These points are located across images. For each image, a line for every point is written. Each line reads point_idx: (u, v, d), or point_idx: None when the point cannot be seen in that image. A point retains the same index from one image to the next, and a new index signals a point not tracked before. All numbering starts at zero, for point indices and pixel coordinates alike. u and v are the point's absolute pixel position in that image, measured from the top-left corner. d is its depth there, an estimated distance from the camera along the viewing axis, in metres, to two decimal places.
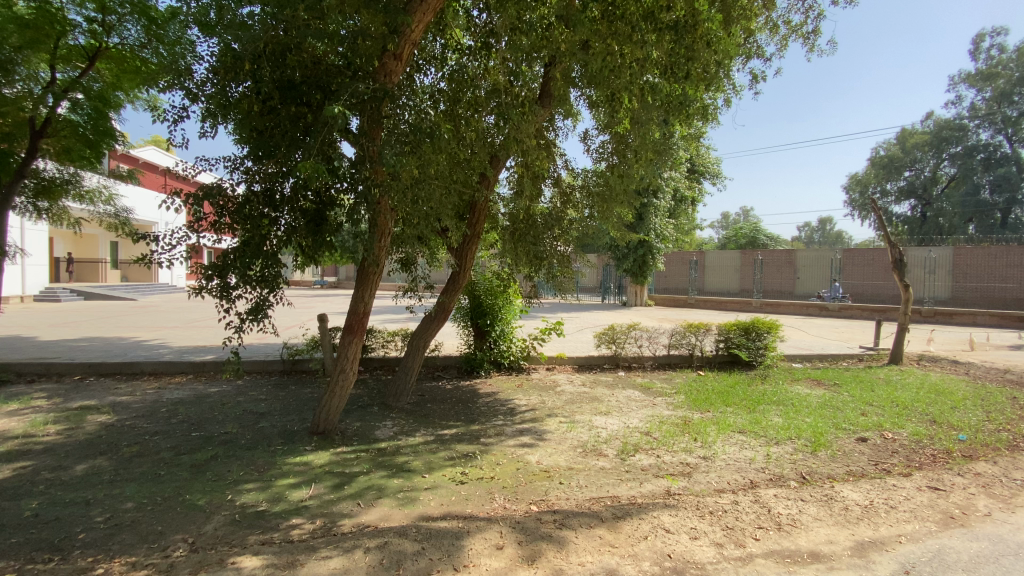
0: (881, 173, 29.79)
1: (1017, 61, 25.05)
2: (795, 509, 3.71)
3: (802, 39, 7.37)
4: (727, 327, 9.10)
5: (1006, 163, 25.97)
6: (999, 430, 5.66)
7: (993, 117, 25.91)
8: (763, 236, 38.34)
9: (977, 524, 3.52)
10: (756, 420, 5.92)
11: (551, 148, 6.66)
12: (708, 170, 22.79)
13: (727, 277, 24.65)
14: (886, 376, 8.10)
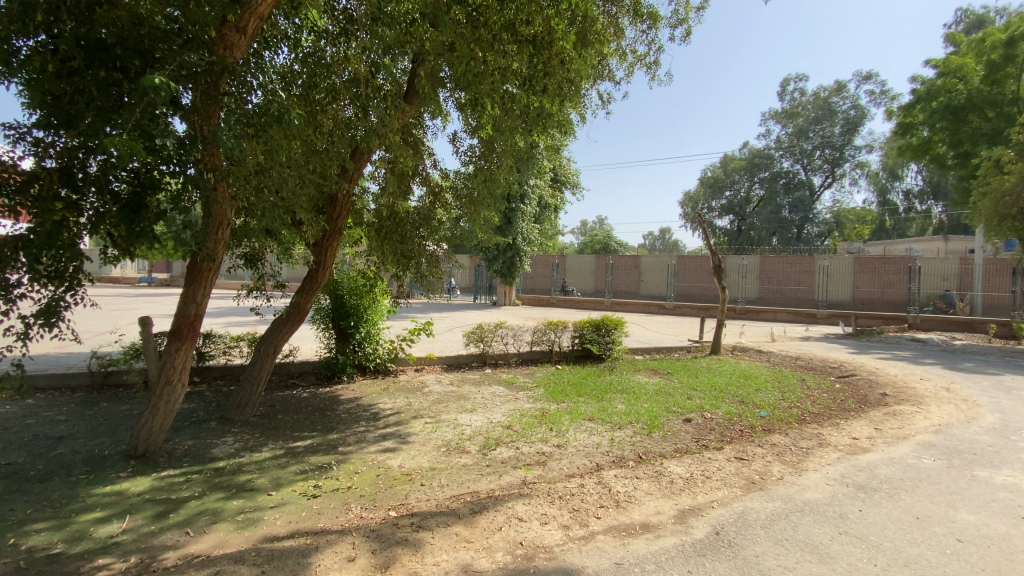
0: (708, 191, 35.09)
1: (811, 104, 31.06)
2: (630, 486, 4.14)
3: (646, 68, 8.30)
4: (581, 324, 9.85)
5: (802, 187, 32.10)
6: (787, 405, 6.93)
7: (793, 149, 31.89)
8: (615, 243, 42.29)
9: (769, 485, 4.25)
10: (604, 408, 6.49)
11: (419, 146, 6.54)
12: (569, 181, 24.53)
13: (587, 279, 26.64)
14: (708, 365, 9.46)
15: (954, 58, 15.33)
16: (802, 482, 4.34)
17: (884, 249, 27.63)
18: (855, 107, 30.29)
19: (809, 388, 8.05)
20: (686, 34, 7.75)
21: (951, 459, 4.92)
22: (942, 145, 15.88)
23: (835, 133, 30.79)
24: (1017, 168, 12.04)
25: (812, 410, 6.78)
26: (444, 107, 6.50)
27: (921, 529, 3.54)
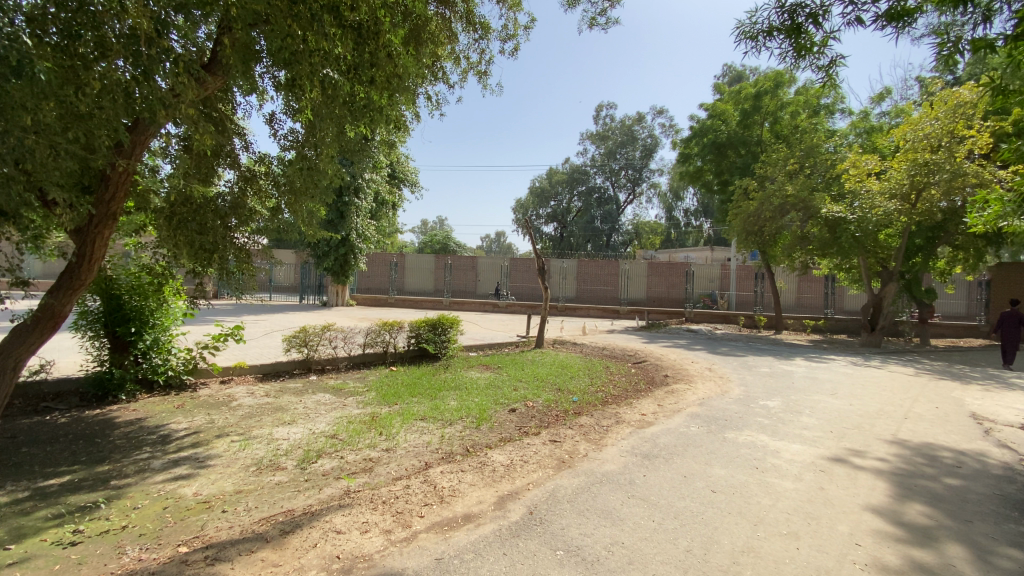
0: (535, 199, 37.98)
1: (619, 130, 35.75)
2: (455, 480, 4.27)
3: (478, 76, 8.60)
4: (417, 324, 9.72)
5: (611, 202, 36.78)
6: (596, 390, 7.87)
7: (605, 167, 36.34)
8: (453, 243, 42.92)
9: (577, 462, 4.77)
10: (436, 406, 6.52)
11: (225, 124, 5.74)
12: (407, 178, 24.01)
13: (424, 279, 26.51)
14: (533, 358, 10.22)
15: (720, 104, 19.15)
16: (603, 457, 4.96)
17: (671, 256, 33.25)
18: (651, 136, 35.66)
19: (614, 374, 9.27)
20: (514, 49, 8.24)
21: (710, 425, 6.15)
22: (710, 173, 19.74)
23: (636, 156, 35.76)
24: (758, 196, 15.64)
25: (615, 393, 7.81)
26: (260, 84, 5.83)
27: (687, 484, 4.35)
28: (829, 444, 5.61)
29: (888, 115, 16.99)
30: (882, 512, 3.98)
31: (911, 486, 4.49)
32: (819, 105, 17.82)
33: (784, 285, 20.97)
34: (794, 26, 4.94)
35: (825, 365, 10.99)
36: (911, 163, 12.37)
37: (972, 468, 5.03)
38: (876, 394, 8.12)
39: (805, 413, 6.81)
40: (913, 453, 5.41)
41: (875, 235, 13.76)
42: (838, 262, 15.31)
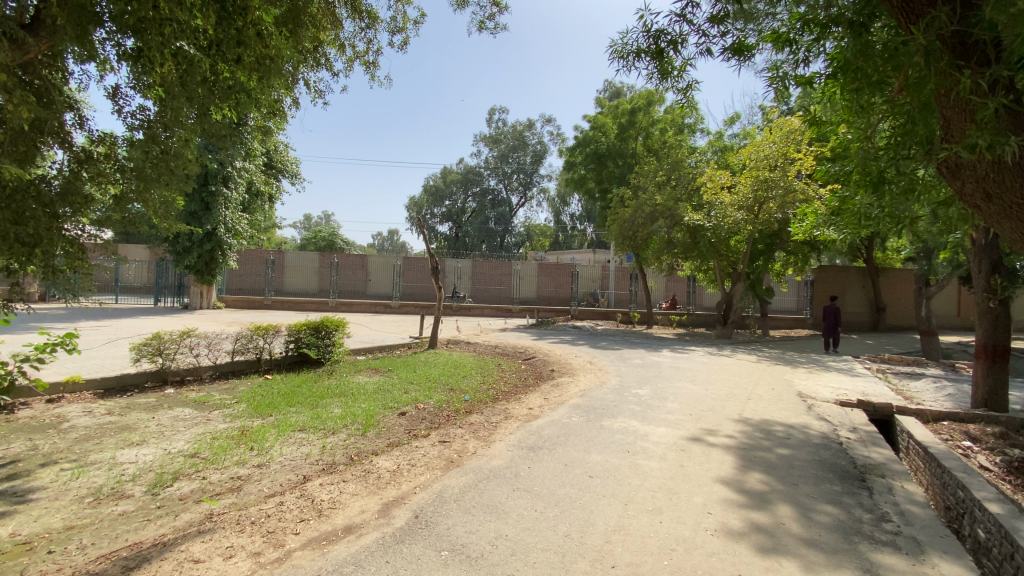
0: (429, 198, 37.49)
1: (510, 134, 36.64)
2: (335, 492, 4.06)
3: (365, 66, 8.26)
4: (296, 327, 9.03)
5: (503, 203, 37.52)
6: (486, 388, 7.98)
7: (497, 170, 37.04)
8: (340, 241, 40.62)
9: (465, 461, 4.80)
10: (317, 415, 6.12)
11: (52, 95, 4.77)
12: (287, 169, 22.20)
13: (308, 278, 24.79)
14: (425, 359, 10.06)
15: (601, 116, 20.52)
16: (491, 453, 5.05)
17: (558, 258, 34.88)
18: (540, 142, 36.99)
19: (505, 371, 9.47)
20: (402, 42, 8.00)
21: (590, 415, 6.57)
22: (592, 181, 21.07)
23: (526, 161, 36.83)
24: (633, 204, 17.05)
25: (505, 390, 7.99)
26: (100, 52, 4.94)
27: (568, 473, 4.60)
28: (690, 425, 6.30)
29: (737, 137, 19.52)
30: (730, 482, 4.57)
31: (752, 458, 5.21)
32: (684, 124, 19.93)
33: (655, 284, 23.10)
34: (657, 50, 5.45)
35: (688, 356, 12.32)
36: (754, 180, 14.32)
37: (797, 438, 5.99)
38: (728, 380, 9.30)
39: (671, 400, 7.57)
40: (754, 429, 6.28)
41: (727, 241, 15.71)
42: (699, 264, 17.24)
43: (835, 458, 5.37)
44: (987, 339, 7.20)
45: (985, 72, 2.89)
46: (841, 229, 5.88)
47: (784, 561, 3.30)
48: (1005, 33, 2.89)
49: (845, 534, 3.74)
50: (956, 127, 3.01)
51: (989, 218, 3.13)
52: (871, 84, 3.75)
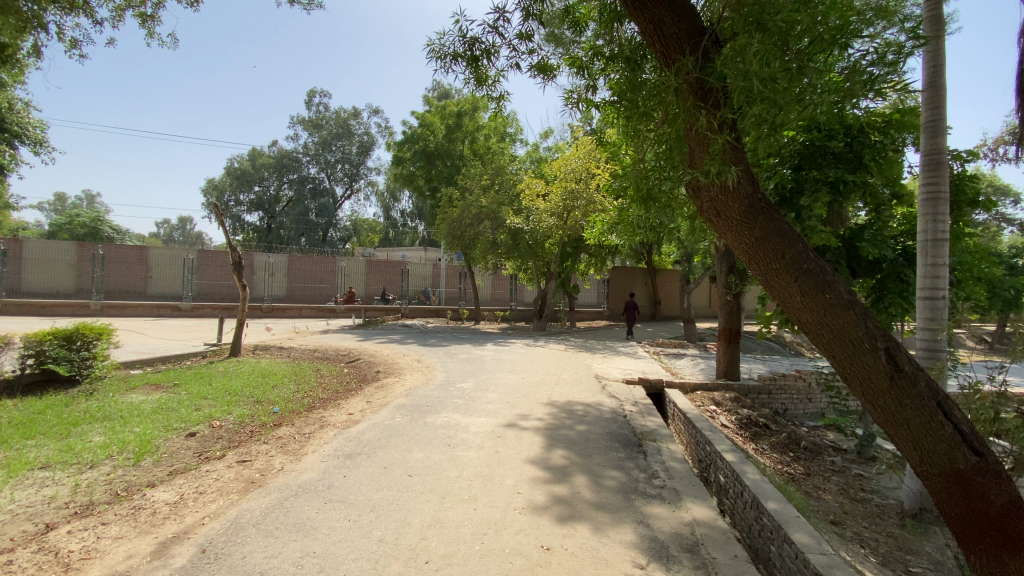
0: (234, 183, 32.89)
1: (333, 120, 34.29)
2: (90, 539, 3.29)
3: (140, 19, 6.87)
4: (38, 337, 7.06)
5: (325, 194, 34.92)
6: (300, 397, 7.32)
7: (318, 158, 34.28)
8: (108, 228, 32.93)
9: (269, 479, 4.34)
10: (68, 447, 4.87)
11: None
12: (27, 134, 17.16)
13: (58, 274, 19.54)
14: (225, 368, 8.79)
15: (429, 114, 20.58)
16: (300, 467, 4.65)
17: (387, 254, 33.88)
18: (366, 133, 35.27)
19: (322, 376, 8.84)
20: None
21: (412, 414, 6.54)
22: (421, 179, 21.08)
23: (352, 151, 34.76)
24: (459, 205, 17.53)
25: (322, 396, 7.44)
26: None
27: (385, 475, 4.51)
28: (506, 413, 6.72)
29: (551, 150, 21.52)
30: (537, 462, 5.01)
31: (557, 437, 5.81)
32: (506, 131, 21.17)
33: (483, 283, 24.06)
34: (472, 57, 5.67)
35: (508, 348, 13.13)
36: (564, 190, 15.82)
37: (594, 415, 6.86)
38: (541, 369, 10.18)
39: (491, 391, 7.98)
40: (561, 410, 7.01)
41: (543, 242, 17.23)
42: (520, 263, 18.52)
43: (621, 428, 6.32)
44: (727, 324, 9.22)
45: (716, 113, 3.62)
46: (623, 236, 6.95)
47: (578, 526, 3.76)
48: (730, 85, 3.67)
49: (626, 493, 4.42)
50: (698, 155, 3.63)
51: (719, 230, 3.59)
52: (642, 118, 4.39)
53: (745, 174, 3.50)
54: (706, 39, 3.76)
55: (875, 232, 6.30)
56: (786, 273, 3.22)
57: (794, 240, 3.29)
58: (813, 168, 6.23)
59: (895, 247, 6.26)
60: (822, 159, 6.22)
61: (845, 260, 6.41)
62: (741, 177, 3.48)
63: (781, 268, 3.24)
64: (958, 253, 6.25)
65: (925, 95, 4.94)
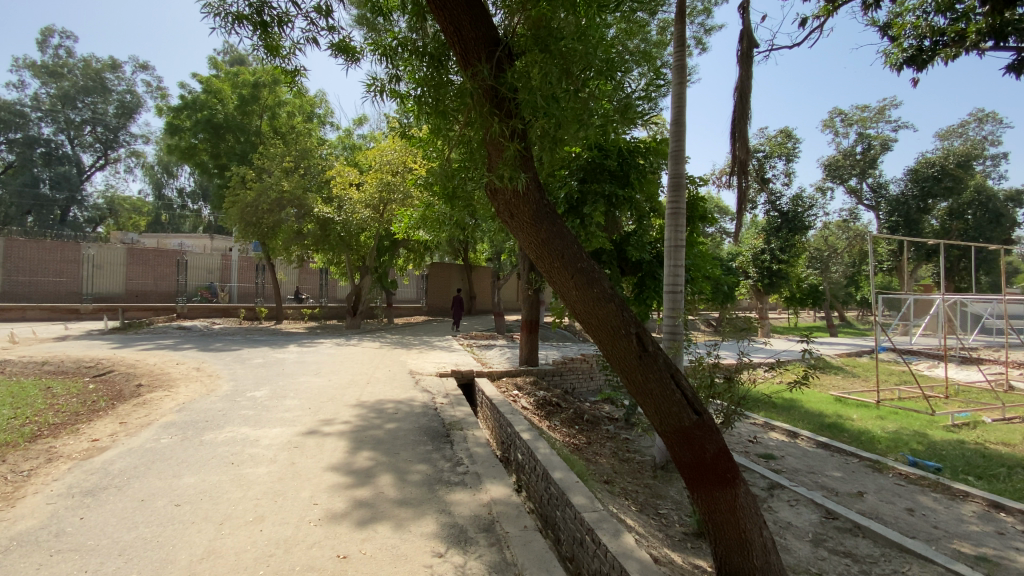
0: None
1: (80, 70, 27.00)
2: None
3: None
4: None
5: (67, 162, 27.10)
6: (17, 424, 5.58)
7: (55, 115, 26.58)
8: None
9: None
10: None
11: None
12: None
13: None
14: None
15: (216, 80, 17.72)
16: (11, 515, 3.54)
17: (159, 241, 28.14)
18: (130, 92, 28.53)
19: (56, 395, 6.90)
20: None
21: (186, 432, 5.55)
22: (205, 154, 18.08)
23: (108, 113, 27.87)
24: (256, 187, 15.61)
25: (54, 422, 5.81)
26: None
27: (145, 508, 3.74)
28: (307, 420, 6.20)
29: (365, 138, 20.55)
30: (339, 467, 4.74)
31: (363, 438, 5.60)
32: (313, 112, 19.46)
33: (286, 277, 21.78)
34: (260, 22, 5.04)
35: (313, 349, 12.15)
36: (378, 181, 15.09)
37: (403, 411, 6.80)
38: (349, 369, 9.68)
39: (289, 397, 7.28)
40: (368, 410, 6.76)
41: (356, 235, 16.37)
42: (329, 256, 17.31)
43: (430, 422, 6.40)
44: (529, 316, 10.11)
45: (507, 122, 3.89)
46: (430, 231, 7.04)
47: (378, 527, 3.68)
48: (520, 98, 3.98)
49: (429, 485, 4.49)
50: (494, 159, 3.86)
51: (513, 231, 3.89)
52: (445, 118, 4.50)
53: (533, 180, 3.84)
54: (499, 50, 3.99)
55: (638, 238, 7.66)
56: (565, 271, 3.63)
57: (572, 242, 3.72)
58: (593, 181, 7.25)
59: (651, 251, 7.66)
60: (600, 175, 7.26)
61: (616, 259, 7.64)
62: (530, 184, 3.81)
63: (561, 266, 3.65)
64: (692, 256, 7.96)
65: (672, 129, 6.10)
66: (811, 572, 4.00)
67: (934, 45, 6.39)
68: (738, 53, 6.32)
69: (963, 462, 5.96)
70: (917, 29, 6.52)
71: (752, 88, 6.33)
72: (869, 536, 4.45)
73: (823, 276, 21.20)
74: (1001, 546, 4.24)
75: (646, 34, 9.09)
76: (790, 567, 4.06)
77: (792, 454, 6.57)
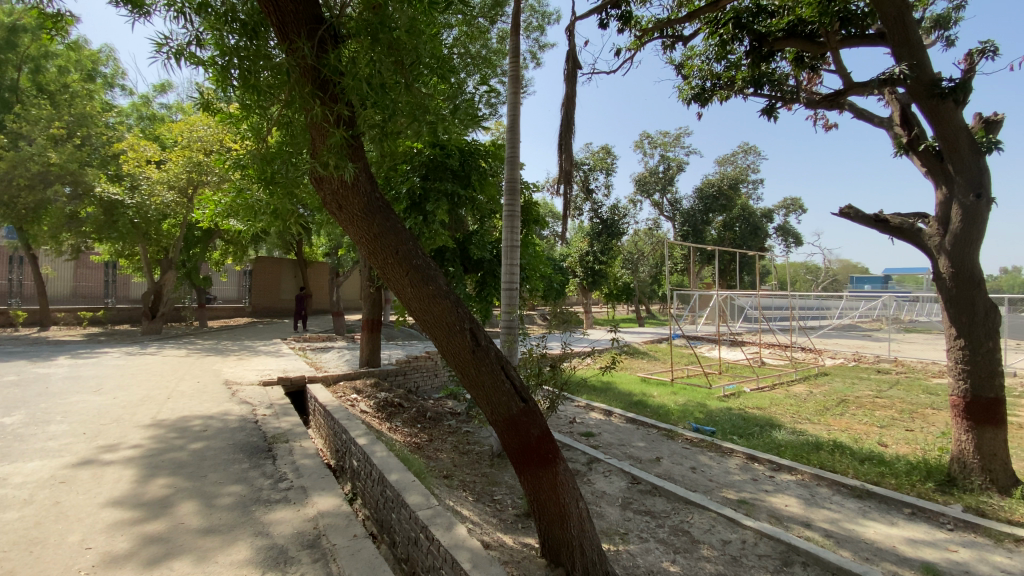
0: None
1: None
2: None
3: None
4: None
5: None
6: None
7: None
8: None
9: None
10: None
11: None
12: None
13: None
14: None
15: None
16: None
17: None
18: None
19: None
20: None
21: None
22: None
23: None
24: (5, 157, 12.19)
25: None
26: None
27: None
28: (80, 448, 5.02)
29: (170, 109, 17.41)
30: (124, 501, 3.94)
31: (159, 463, 4.74)
32: (98, 71, 15.88)
33: (53, 271, 17.42)
34: None
35: (94, 360, 9.91)
36: (186, 160, 12.83)
37: (214, 428, 5.94)
38: (144, 382, 8.11)
39: (54, 421, 5.82)
40: (168, 430, 5.75)
41: (156, 223, 13.71)
42: (119, 247, 14.33)
43: (248, 437, 5.70)
44: (370, 315, 9.69)
45: (332, 107, 3.65)
46: (246, 220, 6.23)
47: (175, 565, 3.15)
48: (346, 84, 3.76)
49: (244, 507, 4.00)
50: (317, 145, 3.61)
51: (342, 224, 3.66)
52: (262, 96, 4.03)
53: (363, 171, 3.66)
54: (323, 29, 3.75)
55: (480, 237, 7.82)
56: (398, 266, 3.54)
57: (407, 238, 3.63)
58: (434, 180, 7.23)
59: (491, 250, 7.91)
60: (442, 173, 7.28)
61: (458, 258, 7.74)
62: (359, 175, 3.63)
63: (395, 263, 3.54)
64: (527, 256, 8.45)
65: (509, 134, 6.38)
66: (620, 532, 4.58)
67: (713, 86, 7.79)
68: (565, 71, 6.91)
69: (730, 425, 7.41)
70: (702, 72, 7.89)
71: (576, 104, 6.96)
72: (664, 494, 5.28)
73: (634, 274, 24.67)
74: (754, 489, 5.38)
75: (487, 40, 9.43)
76: (604, 531, 4.59)
77: (607, 430, 7.44)
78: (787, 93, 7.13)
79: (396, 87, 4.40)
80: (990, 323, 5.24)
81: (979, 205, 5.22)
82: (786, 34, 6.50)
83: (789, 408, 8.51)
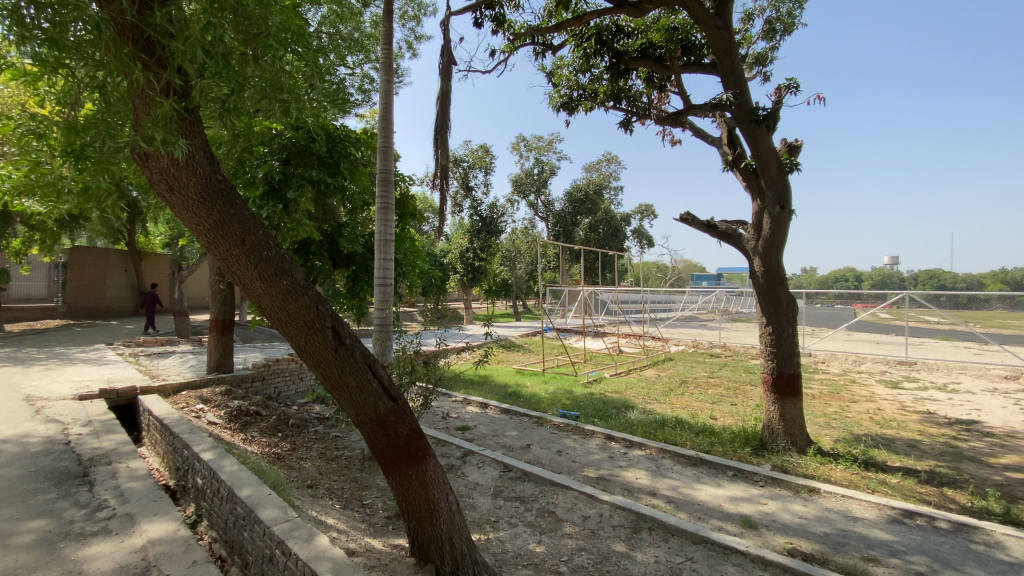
0: None
1: None
2: None
3: None
4: None
5: None
6: None
7: None
8: None
9: None
10: None
11: None
12: None
13: None
14: None
15: None
16: None
17: None
18: None
19: None
20: None
21: None
22: None
23: None
24: None
25: None
26: None
27: None
28: None
29: None
30: None
31: None
32: None
33: None
34: None
35: None
36: None
37: (8, 454, 4.82)
38: None
39: None
40: None
41: None
42: None
43: (58, 461, 4.74)
44: (218, 315, 8.66)
45: (160, 73, 3.20)
46: (50, 201, 5.14)
47: None
48: (176, 49, 3.33)
49: (48, 545, 3.32)
50: (140, 115, 3.14)
51: (173, 209, 3.21)
52: (63, 52, 3.34)
53: (201, 151, 3.24)
54: None
55: (351, 230, 7.41)
56: (245, 258, 3.19)
57: (257, 227, 3.28)
58: (298, 165, 6.68)
59: (363, 243, 7.52)
60: (306, 159, 6.73)
61: (326, 251, 7.29)
62: (196, 154, 3.21)
63: (241, 254, 3.18)
64: (403, 251, 8.22)
65: (381, 123, 6.14)
66: (491, 521, 4.70)
67: (579, 96, 8.33)
68: (440, 66, 6.86)
69: (592, 409, 8.03)
70: (569, 81, 8.38)
71: (451, 100, 6.94)
72: (532, 479, 5.54)
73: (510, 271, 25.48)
74: (611, 466, 5.91)
75: (359, 24, 8.97)
76: (475, 522, 4.67)
77: (482, 422, 7.57)
78: (641, 109, 7.88)
79: (242, 59, 4.02)
80: (790, 312, 6.37)
81: (783, 215, 6.29)
82: (639, 55, 7.18)
83: (641, 390, 9.50)
